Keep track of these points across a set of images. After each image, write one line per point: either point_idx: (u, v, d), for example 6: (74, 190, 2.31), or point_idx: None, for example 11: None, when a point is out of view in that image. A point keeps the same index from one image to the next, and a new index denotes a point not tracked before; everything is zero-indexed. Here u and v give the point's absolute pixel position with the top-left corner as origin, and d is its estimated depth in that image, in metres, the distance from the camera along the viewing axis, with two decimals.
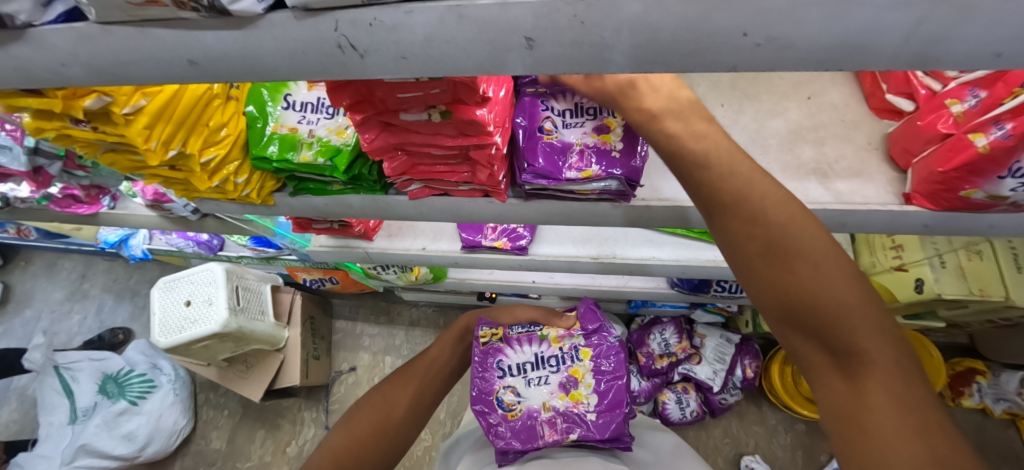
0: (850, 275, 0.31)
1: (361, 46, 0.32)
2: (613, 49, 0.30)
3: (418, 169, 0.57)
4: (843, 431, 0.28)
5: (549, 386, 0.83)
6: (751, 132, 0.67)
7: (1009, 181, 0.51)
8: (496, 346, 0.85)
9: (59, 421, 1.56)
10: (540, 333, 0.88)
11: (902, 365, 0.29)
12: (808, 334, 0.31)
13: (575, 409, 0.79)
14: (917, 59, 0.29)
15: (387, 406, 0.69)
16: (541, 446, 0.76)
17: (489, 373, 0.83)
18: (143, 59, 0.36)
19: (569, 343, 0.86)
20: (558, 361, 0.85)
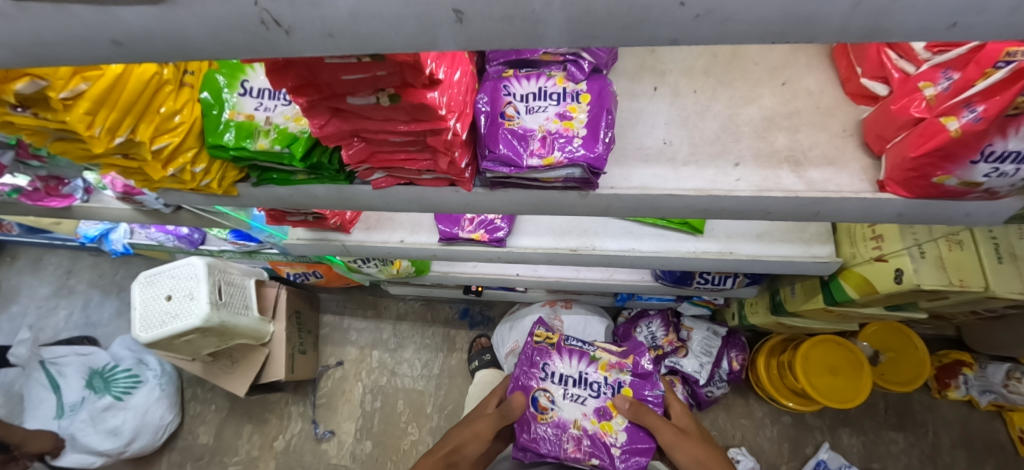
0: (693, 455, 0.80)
1: (284, 22, 0.31)
2: (546, 23, 0.29)
3: (378, 157, 0.56)
4: None
5: (585, 407, 0.90)
6: (724, 119, 0.65)
7: (981, 167, 0.50)
8: (547, 349, 0.99)
9: (42, 415, 1.53)
10: (592, 353, 0.97)
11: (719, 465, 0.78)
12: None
13: (603, 437, 0.86)
14: (867, 31, 0.27)
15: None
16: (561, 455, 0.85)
17: (535, 371, 0.95)
18: (65, 40, 0.34)
19: (615, 375, 0.94)
20: (599, 387, 0.92)
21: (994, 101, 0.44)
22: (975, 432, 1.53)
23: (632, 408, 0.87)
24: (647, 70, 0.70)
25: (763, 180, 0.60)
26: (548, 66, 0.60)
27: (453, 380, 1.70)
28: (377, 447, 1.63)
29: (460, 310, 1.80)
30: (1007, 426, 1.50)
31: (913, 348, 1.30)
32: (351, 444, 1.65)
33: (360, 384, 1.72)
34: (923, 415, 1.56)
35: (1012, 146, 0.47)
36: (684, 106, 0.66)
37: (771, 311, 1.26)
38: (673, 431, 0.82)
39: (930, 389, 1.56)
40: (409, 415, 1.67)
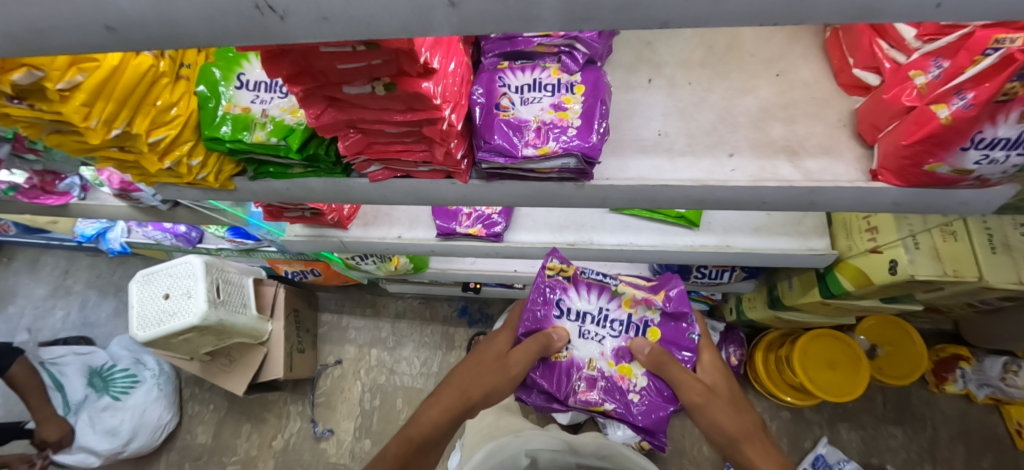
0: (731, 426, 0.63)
1: (278, 7, 0.31)
2: (538, 5, 0.29)
3: (374, 148, 0.56)
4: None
5: (602, 347, 0.75)
6: (720, 110, 0.66)
7: (972, 153, 0.50)
8: (563, 284, 0.77)
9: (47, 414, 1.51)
10: (614, 287, 0.76)
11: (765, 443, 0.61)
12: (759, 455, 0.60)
13: (621, 383, 0.72)
14: (858, 11, 0.28)
15: (432, 428, 0.64)
16: (573, 401, 0.71)
17: (549, 308, 0.75)
18: (60, 27, 0.34)
19: (641, 313, 0.76)
20: (621, 325, 0.76)
21: (984, 87, 0.45)
22: (973, 425, 1.53)
23: (654, 356, 0.70)
24: (643, 62, 0.70)
25: (759, 170, 0.60)
26: (543, 58, 0.61)
27: None
28: (376, 444, 1.63)
29: (459, 307, 1.81)
30: (1004, 419, 1.51)
31: (910, 342, 1.31)
32: (350, 443, 1.64)
33: (359, 383, 1.72)
34: (921, 409, 1.56)
35: (1002, 132, 0.48)
36: (681, 97, 0.67)
37: (768, 305, 1.27)
38: (701, 387, 0.66)
39: (928, 383, 1.57)
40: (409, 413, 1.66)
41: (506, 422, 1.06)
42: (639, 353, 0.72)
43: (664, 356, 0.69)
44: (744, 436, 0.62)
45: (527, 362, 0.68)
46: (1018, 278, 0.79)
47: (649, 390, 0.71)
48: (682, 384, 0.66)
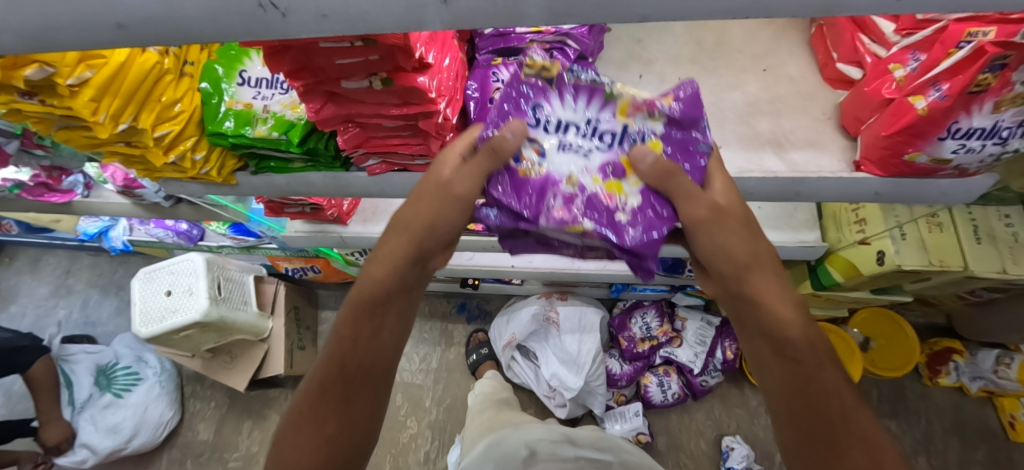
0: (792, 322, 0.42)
1: (281, 5, 0.33)
2: (524, 1, 0.31)
3: (372, 142, 0.58)
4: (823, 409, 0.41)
5: (586, 162, 0.45)
6: (708, 105, 0.68)
7: (949, 143, 0.52)
8: (535, 82, 0.44)
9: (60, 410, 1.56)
10: (608, 85, 0.43)
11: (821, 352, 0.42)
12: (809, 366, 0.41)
13: (605, 202, 0.43)
14: (822, 5, 0.29)
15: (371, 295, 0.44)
16: (541, 227, 0.44)
17: (511, 109, 0.44)
18: (73, 24, 0.36)
19: (640, 123, 0.44)
20: (615, 140, 0.45)
21: (958, 79, 0.47)
22: (967, 418, 1.55)
23: (662, 164, 0.42)
24: (634, 58, 0.72)
25: (745, 162, 0.62)
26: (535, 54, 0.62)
27: (451, 373, 1.71)
28: None
29: (458, 304, 1.82)
30: (997, 411, 1.53)
31: (903, 335, 1.33)
32: None
33: None
34: (916, 402, 1.58)
35: (977, 123, 0.50)
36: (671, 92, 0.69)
37: None
38: (711, 209, 0.43)
39: (922, 376, 1.59)
40: (408, 409, 1.67)
41: (506, 415, 1.09)
42: (640, 164, 0.42)
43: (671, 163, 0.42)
44: (753, 262, 0.43)
45: (477, 184, 0.44)
46: (1003, 268, 0.80)
47: (650, 210, 0.43)
48: (688, 202, 0.42)
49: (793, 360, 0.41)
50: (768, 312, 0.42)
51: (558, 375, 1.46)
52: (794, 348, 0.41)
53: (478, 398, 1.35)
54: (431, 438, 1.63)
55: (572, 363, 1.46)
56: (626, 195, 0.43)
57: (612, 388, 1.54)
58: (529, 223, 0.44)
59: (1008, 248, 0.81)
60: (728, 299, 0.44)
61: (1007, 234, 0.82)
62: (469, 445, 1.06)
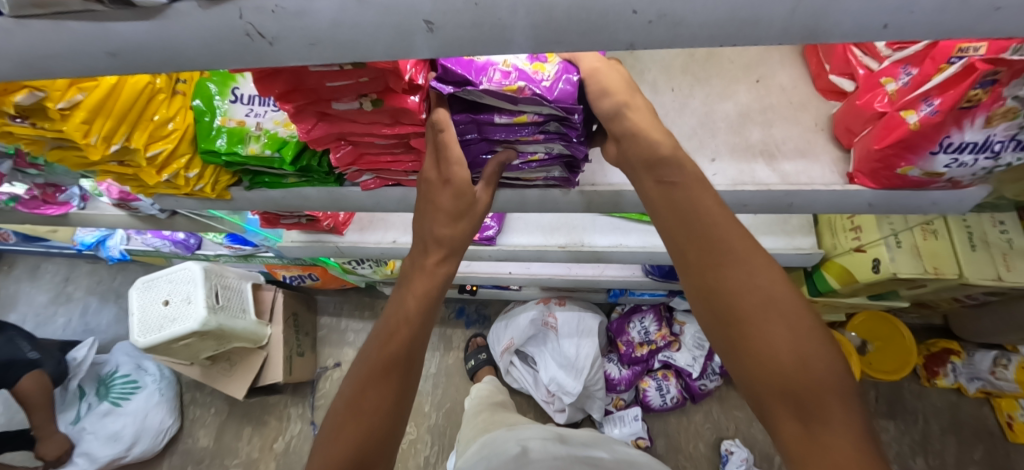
0: (738, 235, 0.39)
1: (268, 34, 0.33)
2: (511, 29, 0.31)
3: (365, 159, 0.58)
4: (743, 330, 0.35)
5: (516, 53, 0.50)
6: (699, 115, 0.68)
7: (941, 157, 0.53)
8: None
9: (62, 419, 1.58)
10: None
11: (760, 268, 0.37)
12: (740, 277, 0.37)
13: (531, 75, 0.48)
14: (808, 32, 0.29)
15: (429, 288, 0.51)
16: (482, 91, 0.48)
17: None
18: (61, 52, 0.35)
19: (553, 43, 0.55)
20: None
21: (950, 94, 0.47)
22: (965, 418, 1.56)
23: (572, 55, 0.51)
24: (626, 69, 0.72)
25: (738, 174, 0.62)
26: None
27: (450, 378, 1.72)
28: None
29: (456, 309, 1.83)
30: (995, 412, 1.53)
31: (899, 337, 1.34)
32: None
33: None
34: (914, 403, 1.58)
35: (969, 137, 0.50)
36: (663, 102, 0.68)
37: None
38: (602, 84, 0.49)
39: (920, 377, 1.59)
40: None
41: (500, 416, 1.10)
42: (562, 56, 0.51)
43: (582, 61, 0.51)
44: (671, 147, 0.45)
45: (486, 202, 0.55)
46: (997, 275, 0.81)
47: (566, 74, 0.50)
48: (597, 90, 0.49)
49: (707, 232, 0.39)
50: (691, 190, 0.42)
51: (556, 380, 1.46)
52: (712, 224, 0.40)
53: (474, 401, 1.35)
54: (430, 443, 1.63)
55: (571, 367, 1.46)
56: (550, 65, 0.48)
57: (612, 392, 1.55)
58: (473, 88, 0.47)
59: (1001, 253, 0.81)
60: (652, 185, 0.45)
61: (1001, 240, 0.82)
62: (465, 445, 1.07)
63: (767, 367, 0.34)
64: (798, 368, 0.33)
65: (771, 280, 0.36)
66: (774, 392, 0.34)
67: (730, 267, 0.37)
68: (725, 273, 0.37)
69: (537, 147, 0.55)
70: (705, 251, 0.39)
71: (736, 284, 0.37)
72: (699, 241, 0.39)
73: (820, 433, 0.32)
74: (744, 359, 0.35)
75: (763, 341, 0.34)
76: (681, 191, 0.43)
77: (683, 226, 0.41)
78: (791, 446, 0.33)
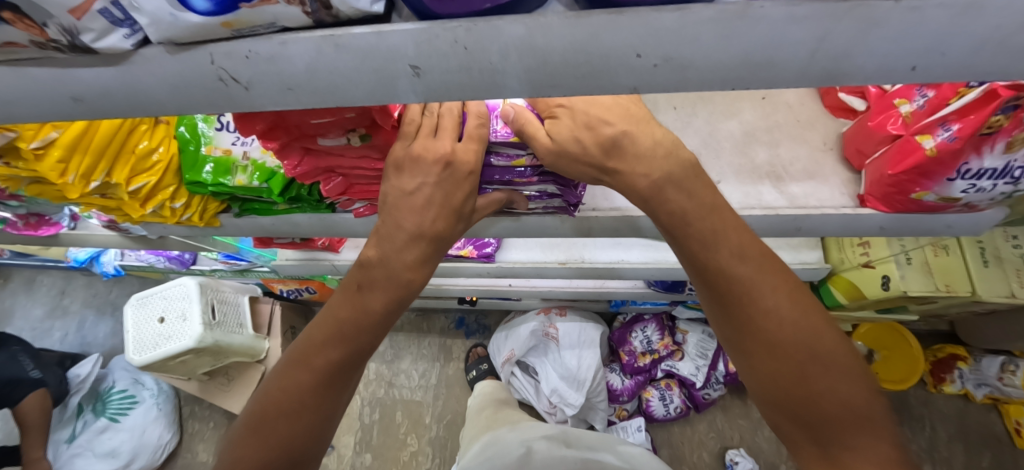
0: (749, 278, 0.41)
1: (242, 78, 0.30)
2: (503, 74, 0.29)
3: (355, 189, 0.55)
4: (757, 366, 0.41)
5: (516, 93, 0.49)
6: (704, 135, 0.65)
7: (959, 183, 0.50)
8: None
9: (58, 437, 1.57)
10: None
11: (772, 311, 0.40)
12: (751, 323, 0.41)
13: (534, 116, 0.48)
14: (826, 76, 0.27)
15: (348, 352, 0.45)
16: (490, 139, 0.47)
17: None
18: (26, 97, 0.33)
19: None
20: None
21: (968, 119, 0.45)
22: (971, 424, 1.54)
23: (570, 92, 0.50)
24: None
25: (744, 196, 0.60)
26: None
27: (451, 389, 1.70)
28: (376, 459, 1.61)
29: (456, 319, 1.81)
30: (1002, 418, 1.51)
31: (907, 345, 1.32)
32: (351, 458, 1.61)
33: (358, 397, 1.70)
34: (920, 410, 1.56)
35: (987, 163, 0.48)
36: (665, 122, 0.65)
37: None
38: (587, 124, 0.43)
39: (926, 383, 1.56)
40: (408, 427, 1.65)
41: (503, 413, 1.09)
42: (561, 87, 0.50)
43: (528, 114, 0.45)
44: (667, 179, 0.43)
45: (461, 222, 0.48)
46: (1010, 292, 0.78)
47: None
48: None
49: (718, 277, 0.42)
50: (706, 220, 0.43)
51: (558, 391, 1.44)
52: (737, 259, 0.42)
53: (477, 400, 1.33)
54: (431, 456, 1.61)
55: (572, 379, 1.44)
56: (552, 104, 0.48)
57: (614, 403, 1.53)
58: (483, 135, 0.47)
59: (1015, 270, 0.79)
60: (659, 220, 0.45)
61: (1014, 256, 0.80)
62: (468, 443, 1.05)
63: (783, 398, 0.40)
64: (809, 400, 0.39)
65: (781, 324, 0.40)
66: (788, 416, 0.40)
67: (743, 312, 0.41)
68: (742, 309, 0.41)
69: (531, 187, 0.54)
70: (717, 295, 0.42)
71: (747, 329, 0.41)
72: (713, 285, 0.42)
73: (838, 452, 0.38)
74: (766, 384, 0.41)
75: (777, 378, 0.40)
76: (690, 224, 0.43)
77: (695, 268, 0.44)
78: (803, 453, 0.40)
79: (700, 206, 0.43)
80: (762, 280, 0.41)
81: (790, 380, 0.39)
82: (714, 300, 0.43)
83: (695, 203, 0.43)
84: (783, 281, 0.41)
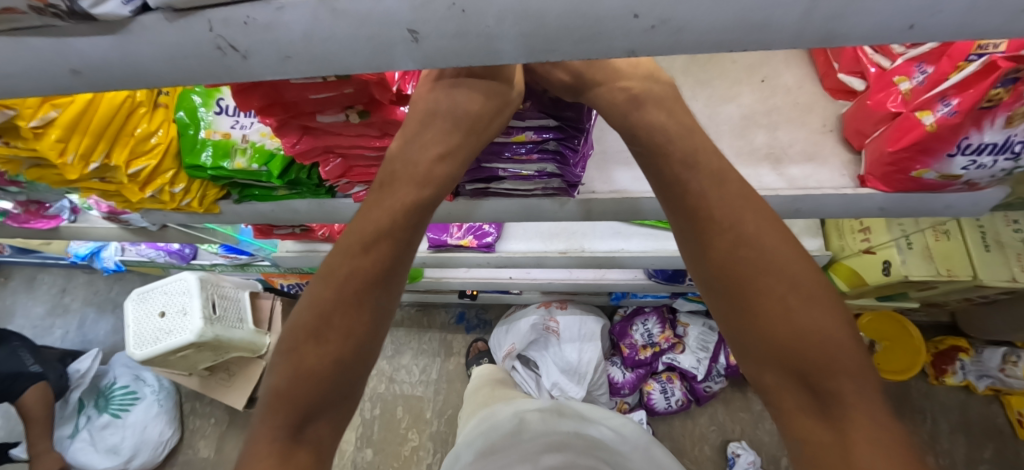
0: (727, 203, 0.40)
1: (240, 47, 0.30)
2: (500, 38, 0.29)
3: (354, 171, 0.55)
4: (737, 298, 0.38)
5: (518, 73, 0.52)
6: (703, 119, 0.65)
7: (958, 160, 0.50)
8: None
9: (59, 434, 1.56)
10: None
11: (750, 236, 0.39)
12: (728, 248, 0.39)
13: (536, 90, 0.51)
14: (824, 36, 0.27)
15: (359, 272, 0.40)
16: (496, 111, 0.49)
17: None
18: (23, 70, 0.34)
19: None
20: None
21: (967, 94, 0.45)
22: (974, 416, 1.53)
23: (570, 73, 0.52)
24: None
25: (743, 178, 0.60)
26: None
27: (452, 384, 1.70)
28: (377, 454, 1.61)
29: (456, 314, 1.81)
30: (1004, 409, 1.51)
31: (908, 336, 1.33)
32: (352, 453, 1.62)
33: None
34: (922, 402, 1.56)
35: (987, 138, 0.48)
36: None
37: None
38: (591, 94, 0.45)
39: (928, 375, 1.56)
40: (409, 422, 1.65)
41: (501, 392, 1.09)
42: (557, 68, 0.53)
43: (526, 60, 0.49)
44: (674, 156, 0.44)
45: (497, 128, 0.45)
46: (1012, 276, 0.79)
47: None
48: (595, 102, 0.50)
49: (694, 202, 0.41)
50: (680, 151, 0.42)
51: (559, 384, 1.44)
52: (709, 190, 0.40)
53: (476, 380, 1.31)
54: (433, 450, 1.61)
55: (573, 372, 1.45)
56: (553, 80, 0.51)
57: (615, 396, 1.53)
58: None
59: (1016, 254, 0.79)
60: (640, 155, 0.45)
61: (1016, 241, 0.80)
62: (465, 419, 1.05)
63: (766, 334, 0.36)
64: (798, 337, 0.35)
65: (762, 248, 0.38)
66: (773, 358, 0.36)
67: (721, 238, 0.39)
68: (716, 243, 0.39)
69: (531, 166, 0.55)
70: (692, 221, 0.41)
71: (724, 256, 0.39)
72: (689, 211, 0.41)
73: (830, 403, 0.34)
74: (744, 327, 0.38)
75: (759, 310, 0.37)
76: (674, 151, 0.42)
77: (671, 197, 0.42)
78: (791, 408, 0.37)
79: (682, 136, 0.43)
80: (740, 205, 0.40)
81: (775, 312, 0.36)
82: (688, 231, 0.41)
83: (676, 135, 0.43)
84: (759, 210, 0.40)
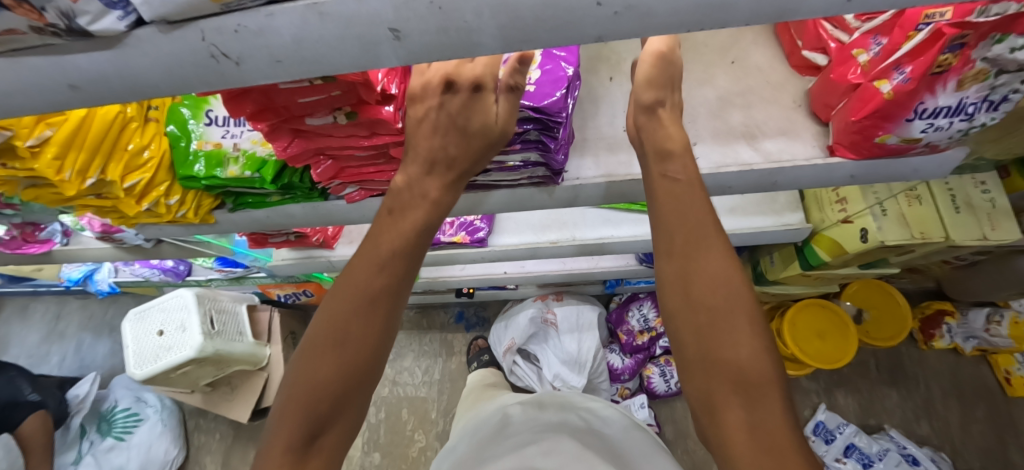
0: (697, 235, 0.46)
1: (233, 54, 0.32)
2: (480, 32, 0.31)
3: (347, 172, 0.57)
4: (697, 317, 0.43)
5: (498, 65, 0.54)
6: (679, 102, 0.68)
7: (917, 123, 0.53)
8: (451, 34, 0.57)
9: (63, 460, 1.56)
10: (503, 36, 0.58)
11: (714, 264, 0.45)
12: (694, 273, 0.45)
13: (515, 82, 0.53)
14: (776, 11, 0.29)
15: (363, 310, 0.46)
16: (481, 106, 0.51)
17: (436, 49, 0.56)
18: (23, 89, 0.35)
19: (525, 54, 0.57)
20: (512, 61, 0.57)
21: (920, 61, 0.47)
22: (963, 377, 1.58)
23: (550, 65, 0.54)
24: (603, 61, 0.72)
25: (721, 156, 0.62)
26: None
27: (455, 383, 1.71)
28: (385, 457, 1.62)
29: (455, 314, 1.83)
30: (993, 369, 1.56)
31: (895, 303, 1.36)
32: (360, 458, 1.63)
33: None
34: (913, 368, 1.60)
35: (942, 101, 0.50)
36: None
37: (754, 281, 1.33)
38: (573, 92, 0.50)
39: (917, 341, 1.61)
40: (415, 423, 1.66)
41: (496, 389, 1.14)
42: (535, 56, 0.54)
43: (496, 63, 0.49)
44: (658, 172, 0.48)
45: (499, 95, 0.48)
46: (982, 235, 0.82)
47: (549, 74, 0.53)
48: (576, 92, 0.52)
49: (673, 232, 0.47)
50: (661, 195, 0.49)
51: (560, 376, 1.46)
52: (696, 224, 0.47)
53: (469, 385, 1.35)
54: None
55: (574, 362, 1.47)
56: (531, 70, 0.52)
57: (616, 383, 1.56)
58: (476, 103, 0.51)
59: (986, 214, 0.83)
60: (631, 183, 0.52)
61: (984, 201, 0.84)
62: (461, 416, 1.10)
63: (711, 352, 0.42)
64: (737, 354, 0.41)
65: (722, 275, 0.44)
66: (722, 373, 0.41)
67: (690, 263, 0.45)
68: (683, 271, 0.45)
69: (515, 157, 0.58)
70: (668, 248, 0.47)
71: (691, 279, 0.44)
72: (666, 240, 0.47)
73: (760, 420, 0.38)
74: (696, 349, 0.43)
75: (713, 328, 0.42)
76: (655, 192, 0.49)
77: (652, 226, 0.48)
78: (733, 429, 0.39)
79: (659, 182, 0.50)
80: (708, 240, 0.46)
81: (724, 331, 0.42)
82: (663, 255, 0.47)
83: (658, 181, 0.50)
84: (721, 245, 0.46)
